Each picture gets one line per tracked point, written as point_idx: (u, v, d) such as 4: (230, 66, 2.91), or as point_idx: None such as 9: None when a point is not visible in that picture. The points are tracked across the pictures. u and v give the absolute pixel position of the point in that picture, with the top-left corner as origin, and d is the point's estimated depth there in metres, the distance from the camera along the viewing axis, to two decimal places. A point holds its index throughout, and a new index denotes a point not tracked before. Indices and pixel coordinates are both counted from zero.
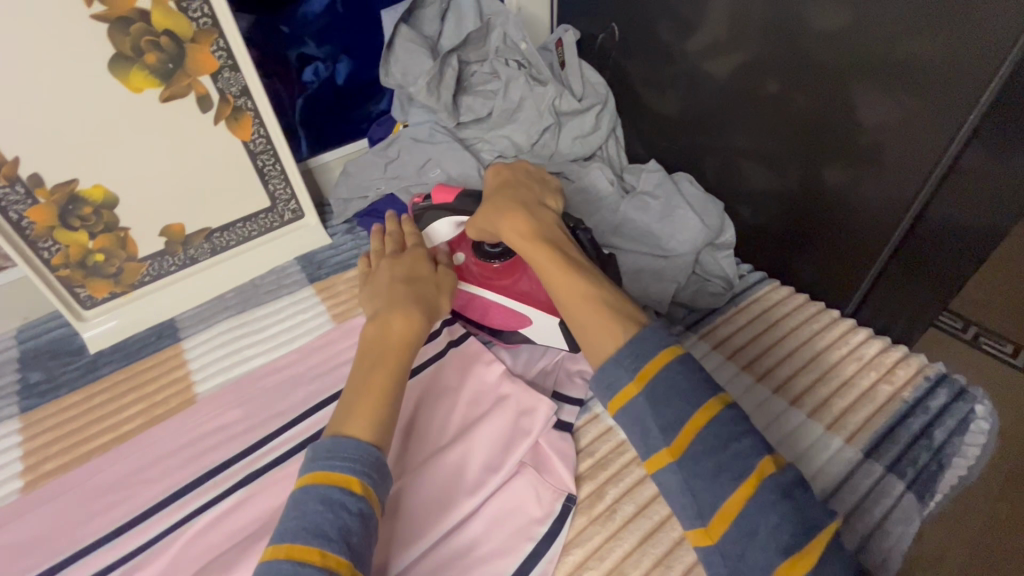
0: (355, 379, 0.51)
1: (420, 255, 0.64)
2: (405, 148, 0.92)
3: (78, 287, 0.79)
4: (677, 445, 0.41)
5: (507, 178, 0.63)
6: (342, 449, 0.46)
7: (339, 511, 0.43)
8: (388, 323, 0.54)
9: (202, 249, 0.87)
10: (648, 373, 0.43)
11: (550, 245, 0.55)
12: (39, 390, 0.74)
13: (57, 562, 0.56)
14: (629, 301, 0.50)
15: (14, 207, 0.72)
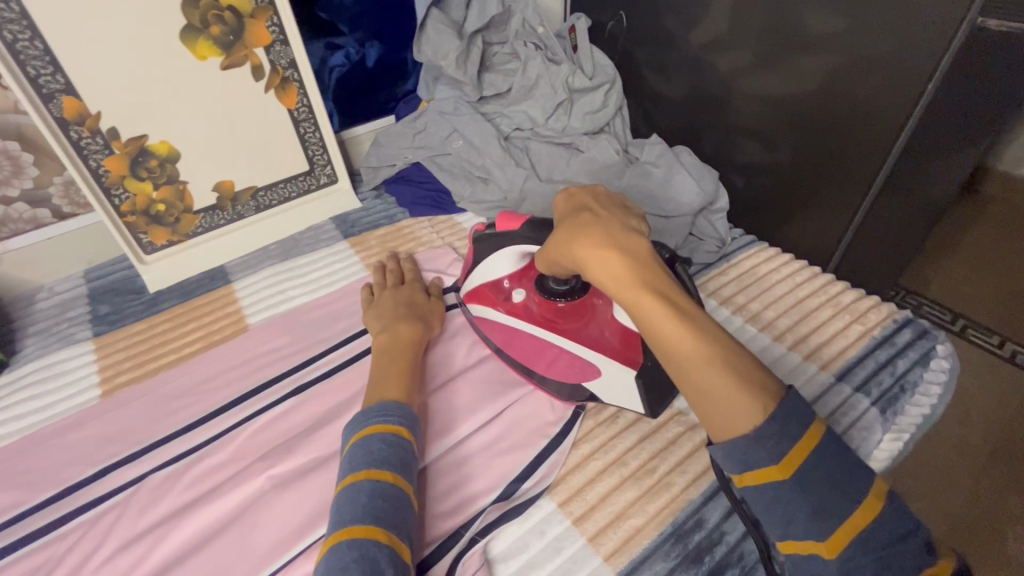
0: (380, 366, 0.62)
1: (416, 287, 0.77)
2: (432, 120, 1.02)
3: (141, 233, 0.89)
4: (834, 541, 0.38)
5: (586, 206, 0.51)
6: (392, 409, 0.55)
7: (399, 448, 0.51)
8: (397, 331, 0.67)
9: (248, 206, 0.96)
10: (794, 462, 0.38)
11: (652, 285, 0.44)
12: (108, 319, 0.83)
13: (138, 448, 0.65)
14: (753, 360, 0.42)
15: (94, 156, 0.82)
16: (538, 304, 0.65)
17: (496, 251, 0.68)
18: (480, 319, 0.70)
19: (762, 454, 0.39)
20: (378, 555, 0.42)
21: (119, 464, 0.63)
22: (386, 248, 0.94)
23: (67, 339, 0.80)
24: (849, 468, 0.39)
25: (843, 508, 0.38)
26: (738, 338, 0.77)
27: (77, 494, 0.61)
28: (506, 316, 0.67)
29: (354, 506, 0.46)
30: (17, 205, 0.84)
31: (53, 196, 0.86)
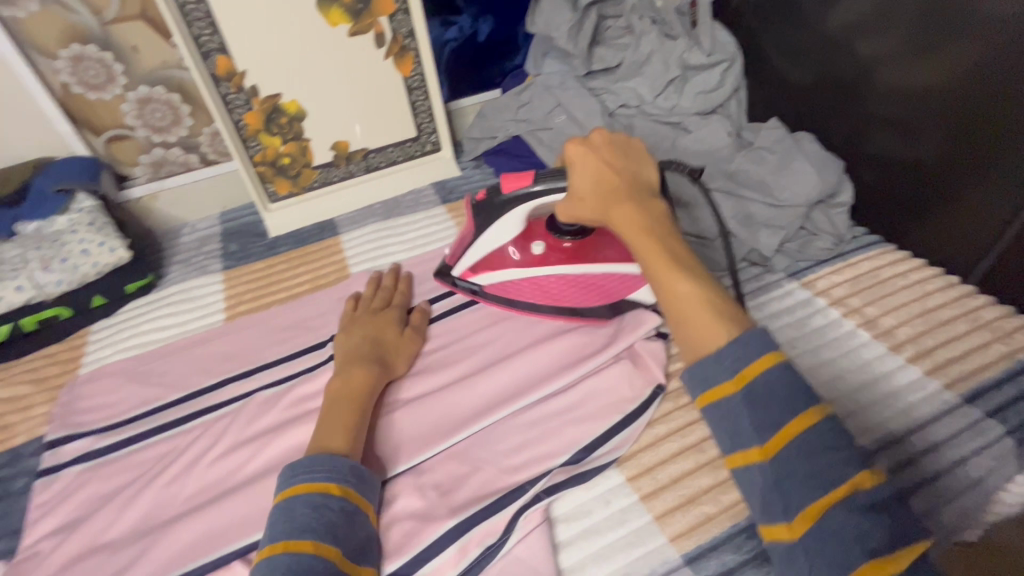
0: (327, 419, 0.56)
1: (389, 317, 0.70)
2: (537, 94, 1.02)
3: (268, 182, 0.98)
4: (769, 445, 0.41)
5: (603, 159, 0.58)
6: (324, 464, 0.50)
7: (323, 510, 0.47)
8: (349, 376, 0.60)
9: (360, 166, 1.03)
10: (747, 377, 0.43)
11: (656, 234, 0.53)
12: (236, 256, 0.94)
13: (250, 368, 0.73)
14: (731, 297, 0.49)
15: (237, 110, 0.92)
16: (557, 250, 0.71)
17: (493, 222, 0.67)
18: (494, 283, 0.73)
19: (721, 374, 0.44)
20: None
21: (234, 378, 0.72)
22: None
23: (203, 269, 0.91)
24: (806, 389, 0.42)
25: (785, 417, 0.41)
26: (846, 342, 0.71)
27: (199, 400, 0.70)
28: (520, 271, 0.72)
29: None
30: (174, 150, 0.96)
31: (201, 144, 0.98)
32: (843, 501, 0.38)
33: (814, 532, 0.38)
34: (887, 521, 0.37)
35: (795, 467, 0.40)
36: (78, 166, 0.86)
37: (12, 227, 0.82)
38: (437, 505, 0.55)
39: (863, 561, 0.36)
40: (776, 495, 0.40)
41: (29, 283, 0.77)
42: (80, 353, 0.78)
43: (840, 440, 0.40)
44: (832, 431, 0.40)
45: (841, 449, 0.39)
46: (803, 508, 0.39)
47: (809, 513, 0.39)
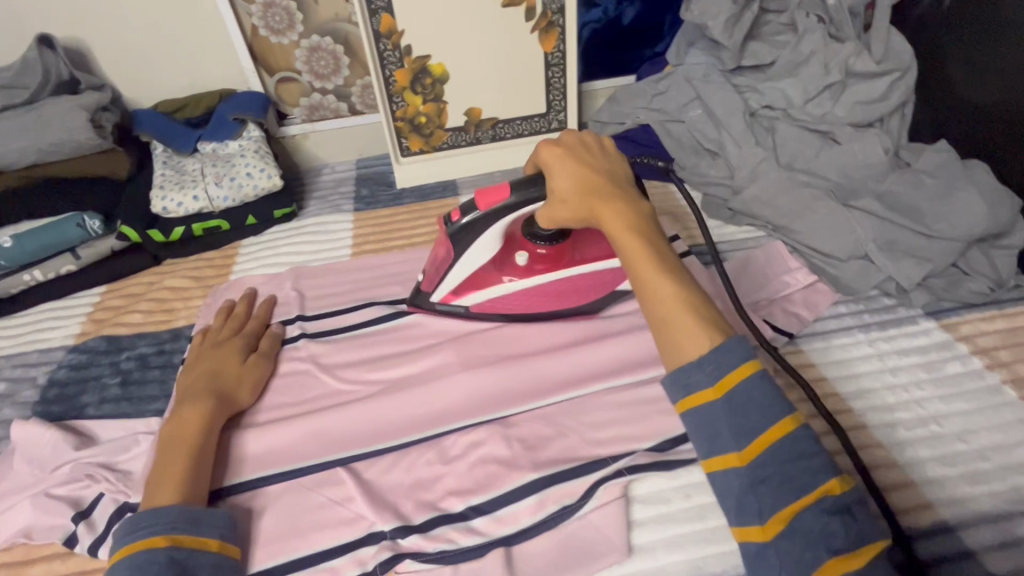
0: (158, 470, 0.55)
1: (234, 347, 0.69)
2: (676, 84, 1.00)
3: (403, 138, 1.05)
4: (746, 452, 0.46)
5: (588, 159, 0.60)
6: (148, 520, 0.50)
7: (144, 570, 0.48)
8: (180, 418, 0.59)
9: (487, 134, 1.08)
10: (726, 385, 0.48)
11: (639, 235, 0.56)
12: (366, 201, 1.02)
13: (367, 301, 0.79)
14: (709, 302, 0.52)
15: (390, 66, 0.99)
16: (538, 260, 0.70)
17: (478, 237, 0.65)
18: (478, 303, 0.71)
19: (701, 380, 0.49)
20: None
21: (353, 307, 0.79)
22: None
23: (337, 208, 1.00)
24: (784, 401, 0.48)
25: (762, 426, 0.47)
26: (986, 397, 0.63)
27: (322, 321, 0.77)
28: (510, 284, 0.70)
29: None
30: (329, 97, 1.06)
31: (353, 95, 1.06)
32: (813, 503, 0.44)
33: (785, 533, 0.44)
34: (852, 523, 0.43)
35: (773, 471, 0.45)
36: (252, 100, 0.98)
37: (194, 145, 0.96)
38: (522, 457, 0.58)
39: (829, 558, 0.42)
40: (751, 497, 0.45)
41: (204, 194, 0.89)
42: (233, 262, 0.90)
43: (813, 449, 0.46)
44: (806, 440, 0.47)
45: (812, 457, 0.46)
46: (776, 510, 0.44)
47: (780, 515, 0.44)
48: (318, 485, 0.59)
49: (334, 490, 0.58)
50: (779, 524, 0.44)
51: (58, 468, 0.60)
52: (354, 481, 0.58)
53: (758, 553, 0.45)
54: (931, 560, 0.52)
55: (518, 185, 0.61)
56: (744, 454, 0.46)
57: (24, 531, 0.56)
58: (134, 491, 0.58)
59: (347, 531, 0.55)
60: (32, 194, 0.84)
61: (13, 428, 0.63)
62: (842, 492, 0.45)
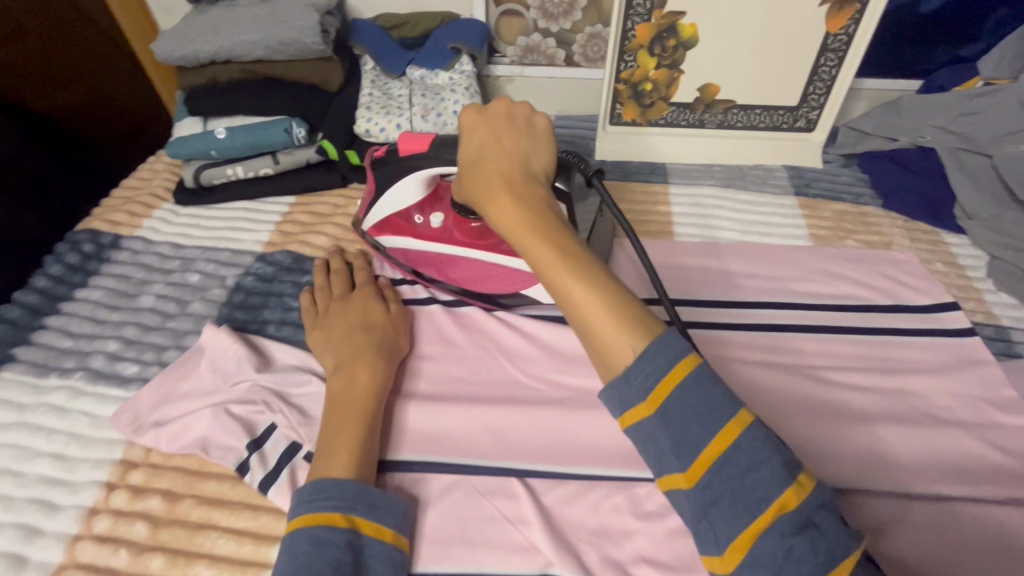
0: (326, 432, 0.51)
1: (369, 297, 0.64)
2: (1001, 107, 0.77)
3: (618, 103, 0.91)
4: (693, 470, 0.39)
5: (483, 150, 0.56)
6: (327, 490, 0.46)
7: (325, 548, 0.43)
8: (349, 380, 0.54)
9: (715, 118, 0.91)
10: (661, 396, 0.40)
11: (536, 226, 0.49)
12: None
13: None
14: (627, 294, 0.45)
15: (634, 18, 0.84)
16: (458, 229, 0.69)
17: (395, 179, 0.68)
18: (394, 248, 0.72)
19: (633, 395, 0.41)
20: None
21: None
22: (840, 227, 0.80)
23: None
24: (723, 395, 0.40)
25: (703, 439, 0.39)
26: None
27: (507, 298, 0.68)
28: (418, 240, 0.70)
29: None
30: (549, 40, 0.94)
31: (575, 43, 0.94)
32: (768, 525, 0.37)
33: (749, 566, 0.37)
34: (815, 540, 0.36)
35: (723, 486, 0.38)
36: (474, 30, 0.89)
37: (403, 69, 0.89)
38: None
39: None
40: (706, 524, 0.38)
41: (407, 125, 0.83)
42: None
43: (764, 454, 0.38)
44: (757, 443, 0.39)
45: (764, 464, 0.38)
46: (734, 538, 0.37)
47: (739, 542, 0.37)
48: (489, 492, 0.52)
49: (511, 505, 0.51)
50: (738, 553, 0.37)
51: (239, 385, 0.58)
52: (534, 502, 0.51)
53: None
54: None
55: (443, 147, 0.65)
56: (688, 473, 0.39)
57: (201, 443, 0.55)
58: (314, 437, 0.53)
59: (521, 561, 0.48)
60: (249, 89, 0.83)
61: (205, 330, 0.62)
62: (800, 503, 0.37)
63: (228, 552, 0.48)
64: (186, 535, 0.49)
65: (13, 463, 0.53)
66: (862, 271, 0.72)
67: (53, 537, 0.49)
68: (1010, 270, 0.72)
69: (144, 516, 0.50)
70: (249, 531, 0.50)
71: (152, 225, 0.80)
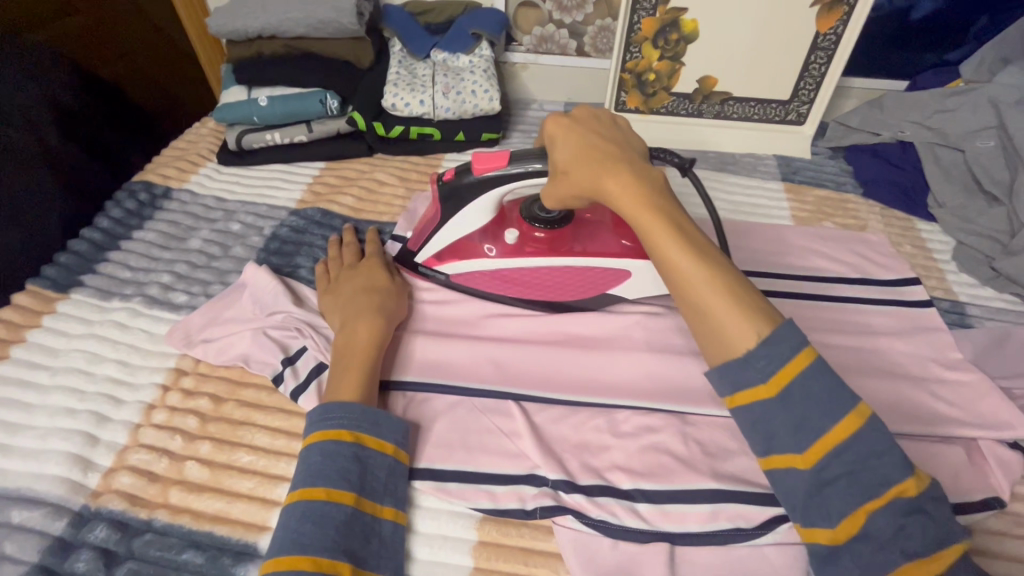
0: (334, 375, 0.57)
1: (374, 265, 0.70)
2: (973, 105, 0.84)
3: (623, 92, 0.99)
4: (812, 453, 0.43)
5: (590, 131, 0.55)
6: (334, 411, 0.53)
7: (334, 459, 0.50)
8: (355, 331, 0.60)
9: (713, 108, 0.98)
10: (784, 381, 0.44)
11: (667, 219, 0.50)
12: None
13: None
14: (748, 285, 0.47)
15: (641, 12, 0.92)
16: (530, 241, 0.67)
17: (468, 204, 0.64)
18: (461, 273, 0.69)
19: (752, 377, 0.44)
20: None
21: None
22: (820, 210, 0.87)
23: None
24: (847, 391, 0.43)
25: (825, 425, 0.42)
26: None
27: None
28: (495, 263, 0.68)
29: (293, 531, 0.46)
30: (562, 31, 1.02)
31: (586, 34, 1.02)
32: (882, 507, 0.41)
33: (858, 536, 0.41)
34: (928, 524, 0.40)
35: (841, 471, 0.42)
36: (494, 18, 0.98)
37: (428, 51, 0.97)
38: (700, 460, 0.55)
39: (902, 563, 0.40)
40: (819, 502, 0.43)
41: (430, 101, 0.92)
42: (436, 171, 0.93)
43: (884, 443, 0.42)
44: (876, 433, 0.42)
45: (884, 453, 0.42)
46: (845, 513, 0.42)
47: (853, 518, 0.41)
48: (487, 410, 0.60)
49: (506, 420, 0.59)
50: (851, 529, 0.41)
51: (274, 313, 0.66)
52: (526, 419, 0.59)
53: (827, 558, 0.43)
54: None
55: (518, 159, 0.59)
56: (806, 454, 0.43)
57: (243, 357, 0.63)
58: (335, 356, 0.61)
59: (512, 464, 0.56)
60: (290, 63, 0.92)
61: (247, 267, 0.71)
62: (918, 492, 0.41)
63: (264, 444, 0.57)
64: (230, 428, 0.58)
65: (84, 365, 0.63)
66: (835, 248, 0.79)
67: (119, 423, 0.58)
68: (972, 253, 0.79)
69: (195, 412, 0.59)
70: (282, 429, 0.58)
71: (198, 180, 0.90)
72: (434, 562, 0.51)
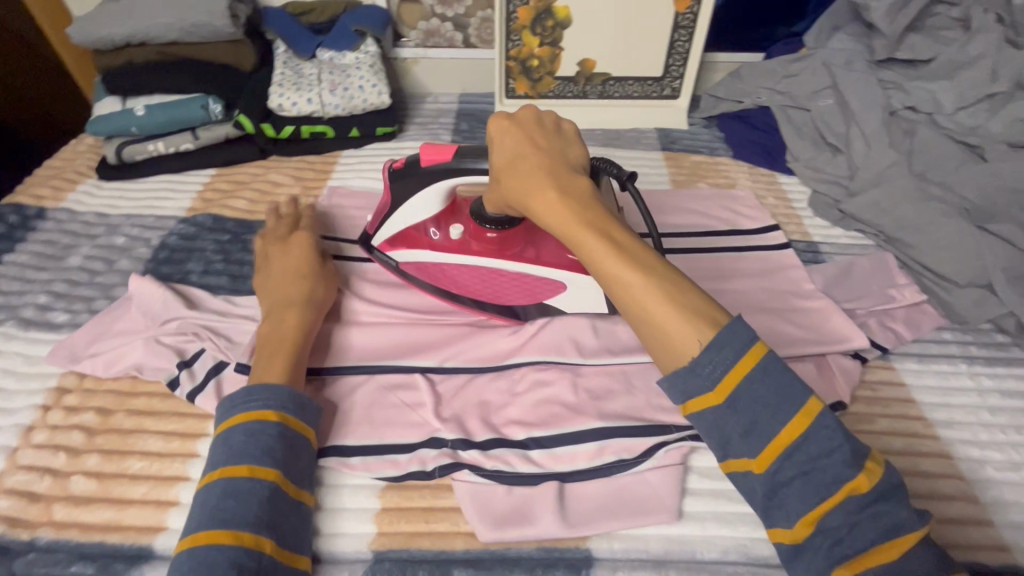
0: (261, 359, 0.56)
1: (306, 241, 0.67)
2: (812, 69, 0.93)
3: (511, 79, 1.04)
4: (809, 515, 0.39)
5: (516, 143, 0.50)
6: (261, 394, 0.52)
7: (258, 439, 0.49)
8: (282, 319, 0.59)
9: (596, 89, 1.05)
10: (779, 444, 0.40)
11: (594, 223, 0.45)
12: (465, 135, 1.03)
13: None
14: (697, 289, 0.43)
15: (515, 1, 0.96)
16: (476, 239, 0.64)
17: (409, 198, 0.63)
18: (408, 262, 0.68)
19: (702, 386, 0.41)
20: (215, 558, 0.42)
21: None
22: (695, 173, 0.95)
23: (437, 137, 1.01)
24: (797, 386, 0.40)
25: (774, 426, 0.40)
26: None
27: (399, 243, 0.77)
28: (437, 253, 0.66)
29: (213, 505, 0.46)
30: (447, 24, 1.05)
31: (470, 26, 1.06)
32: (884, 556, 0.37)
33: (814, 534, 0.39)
34: (883, 516, 0.38)
35: (841, 532, 0.38)
36: (377, 14, 1.00)
37: (314, 51, 0.98)
38: (587, 405, 0.59)
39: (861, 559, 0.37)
40: (775, 501, 0.40)
41: (317, 99, 0.92)
42: (333, 169, 0.93)
43: (835, 440, 0.39)
44: (828, 428, 0.39)
45: (881, 505, 0.38)
46: (801, 513, 0.39)
47: (808, 518, 0.39)
48: (397, 386, 0.62)
49: (411, 394, 0.61)
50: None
51: (168, 322, 0.65)
52: (430, 391, 0.61)
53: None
54: None
55: (462, 156, 0.57)
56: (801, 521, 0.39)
57: (136, 366, 0.62)
58: (234, 355, 0.61)
59: (414, 433, 0.58)
60: (165, 70, 0.90)
61: (131, 280, 0.68)
62: (875, 484, 0.38)
63: (156, 448, 0.56)
64: (119, 438, 0.57)
65: None
66: (707, 205, 0.87)
67: None
68: (823, 199, 0.88)
69: (80, 427, 0.58)
70: (176, 432, 0.57)
71: (77, 198, 0.86)
72: (337, 535, 0.52)
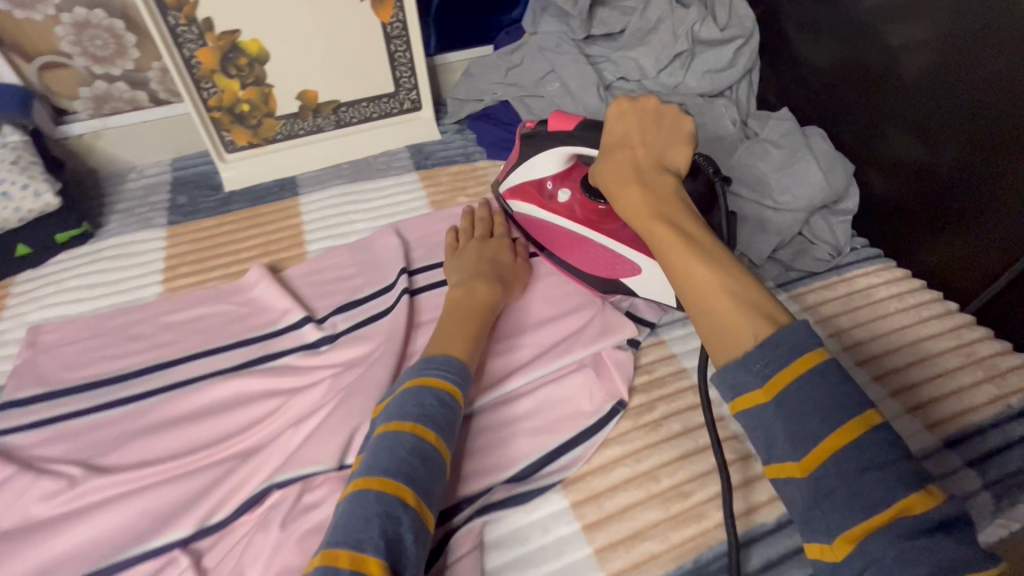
0: (450, 322, 0.58)
1: (504, 245, 0.70)
2: (531, 57, 0.93)
3: (224, 130, 0.88)
4: (853, 533, 0.33)
5: (624, 139, 0.54)
6: (440, 363, 0.52)
7: (448, 410, 0.49)
8: (474, 290, 0.61)
9: (329, 119, 0.94)
10: (829, 446, 0.34)
11: (669, 215, 0.46)
12: (183, 211, 0.85)
13: (172, 357, 0.64)
14: (763, 289, 0.40)
15: (188, 45, 0.81)
16: (583, 206, 0.66)
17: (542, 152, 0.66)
18: (528, 215, 0.71)
19: (749, 378, 0.37)
20: (400, 514, 0.41)
21: (144, 371, 0.62)
22: (455, 187, 0.89)
23: (145, 222, 0.83)
24: (853, 392, 0.35)
25: (818, 430, 0.35)
26: None
27: (91, 395, 0.60)
28: (548, 212, 0.68)
29: (399, 457, 0.44)
30: (118, 84, 0.86)
31: (151, 81, 0.87)
32: None
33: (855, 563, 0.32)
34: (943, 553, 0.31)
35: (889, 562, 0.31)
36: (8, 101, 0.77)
37: None
38: None
39: None
40: (817, 513, 0.35)
41: None
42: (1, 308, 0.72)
43: (886, 457, 0.33)
44: (872, 443, 0.34)
45: (944, 545, 0.31)
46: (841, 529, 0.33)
47: (852, 535, 0.33)
48: None
49: None
50: None
51: None
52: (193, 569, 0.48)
53: None
54: (785, 555, 0.50)
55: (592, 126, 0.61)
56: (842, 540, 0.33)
57: None
58: None
59: None
60: None
61: None
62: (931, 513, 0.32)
63: None
64: None
65: None
66: None
67: None
68: None
69: None
70: None
71: None
72: None
